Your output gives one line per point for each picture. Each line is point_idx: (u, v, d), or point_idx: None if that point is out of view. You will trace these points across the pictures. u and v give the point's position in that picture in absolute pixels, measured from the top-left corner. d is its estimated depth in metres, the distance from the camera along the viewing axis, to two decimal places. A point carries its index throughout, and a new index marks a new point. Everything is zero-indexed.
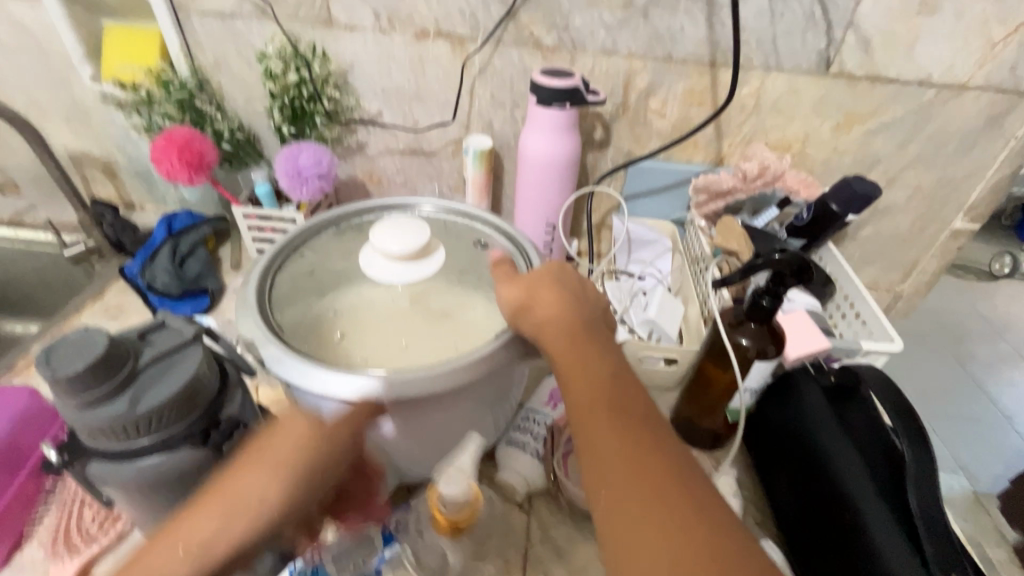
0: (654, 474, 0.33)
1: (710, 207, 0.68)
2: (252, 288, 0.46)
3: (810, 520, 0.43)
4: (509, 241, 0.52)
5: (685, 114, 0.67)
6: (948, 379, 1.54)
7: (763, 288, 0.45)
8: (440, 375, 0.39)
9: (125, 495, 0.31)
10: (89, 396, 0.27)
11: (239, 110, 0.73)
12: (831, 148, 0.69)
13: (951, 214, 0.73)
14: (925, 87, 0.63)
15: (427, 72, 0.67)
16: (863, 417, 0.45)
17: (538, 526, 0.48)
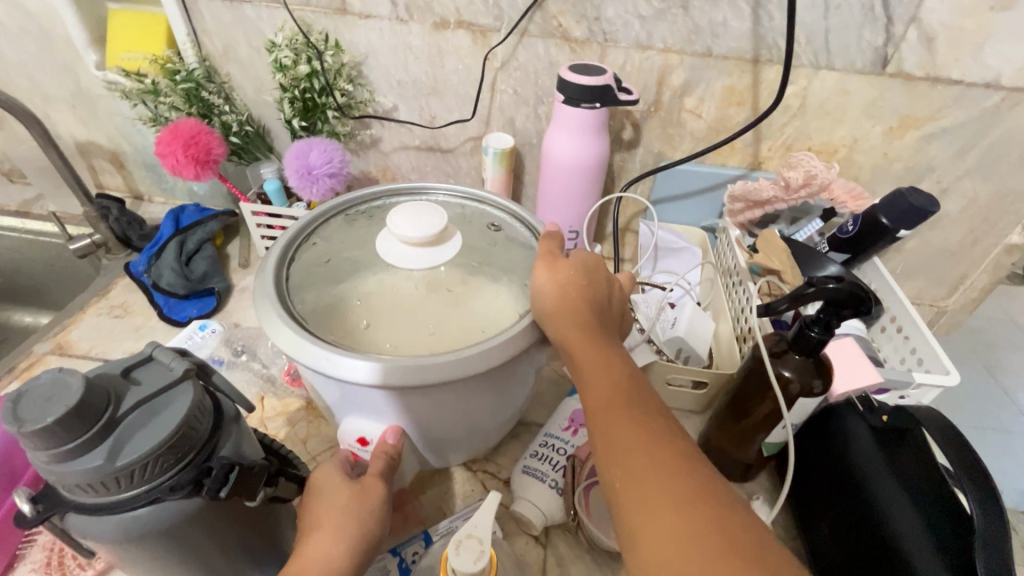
0: (683, 473, 0.31)
1: (746, 216, 0.64)
2: (269, 278, 0.42)
3: (856, 574, 0.39)
4: (528, 226, 0.49)
5: (722, 115, 0.62)
6: (978, 390, 1.49)
7: (812, 318, 0.41)
8: (476, 354, 0.36)
9: (111, 548, 0.28)
10: (63, 449, 0.24)
11: (248, 101, 0.70)
12: (881, 154, 0.63)
13: (1007, 228, 0.67)
14: (992, 90, 0.57)
15: (446, 64, 0.63)
16: (916, 460, 0.41)
17: (555, 560, 0.45)
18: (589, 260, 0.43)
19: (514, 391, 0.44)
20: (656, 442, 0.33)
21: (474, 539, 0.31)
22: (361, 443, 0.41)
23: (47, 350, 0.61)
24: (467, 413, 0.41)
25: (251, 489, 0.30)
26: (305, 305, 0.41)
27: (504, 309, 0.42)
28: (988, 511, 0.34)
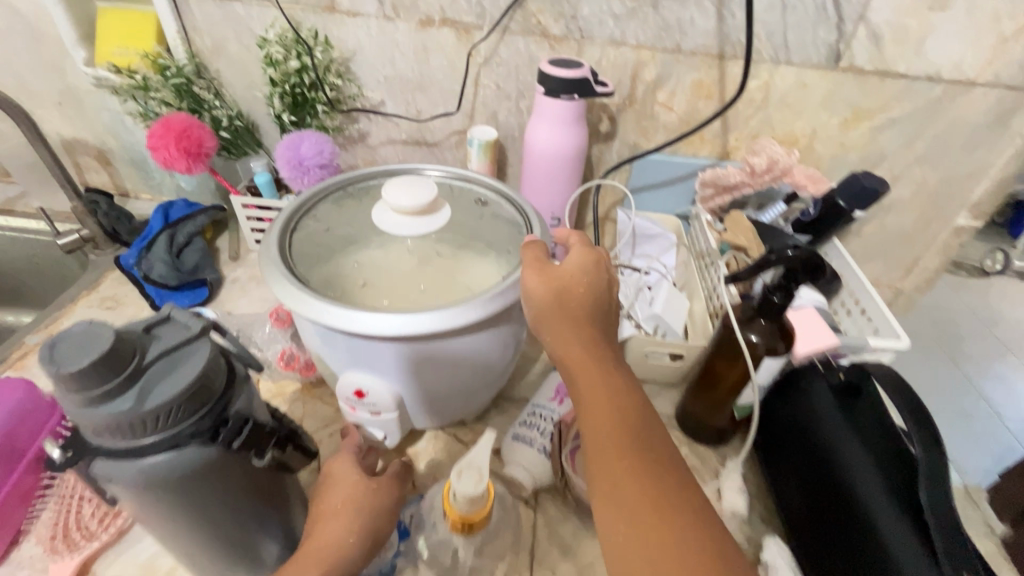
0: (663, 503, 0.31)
1: (716, 201, 0.68)
2: (274, 243, 0.45)
3: (819, 518, 0.42)
4: (513, 205, 0.52)
5: (692, 108, 0.67)
6: (939, 375, 1.58)
7: (774, 284, 0.45)
8: (466, 312, 0.40)
9: (131, 495, 0.30)
10: (94, 394, 0.26)
11: (237, 97, 0.72)
12: (837, 143, 0.68)
13: (954, 212, 0.73)
14: (933, 83, 0.62)
15: (432, 61, 0.66)
16: (873, 415, 0.44)
17: (545, 520, 0.47)
18: (585, 259, 0.42)
19: (499, 353, 0.47)
20: (637, 457, 0.33)
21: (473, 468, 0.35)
22: (360, 395, 0.44)
23: (39, 341, 0.61)
24: (458, 367, 0.45)
25: (264, 443, 0.32)
26: (309, 272, 0.44)
27: (492, 274, 0.46)
28: (933, 451, 0.38)
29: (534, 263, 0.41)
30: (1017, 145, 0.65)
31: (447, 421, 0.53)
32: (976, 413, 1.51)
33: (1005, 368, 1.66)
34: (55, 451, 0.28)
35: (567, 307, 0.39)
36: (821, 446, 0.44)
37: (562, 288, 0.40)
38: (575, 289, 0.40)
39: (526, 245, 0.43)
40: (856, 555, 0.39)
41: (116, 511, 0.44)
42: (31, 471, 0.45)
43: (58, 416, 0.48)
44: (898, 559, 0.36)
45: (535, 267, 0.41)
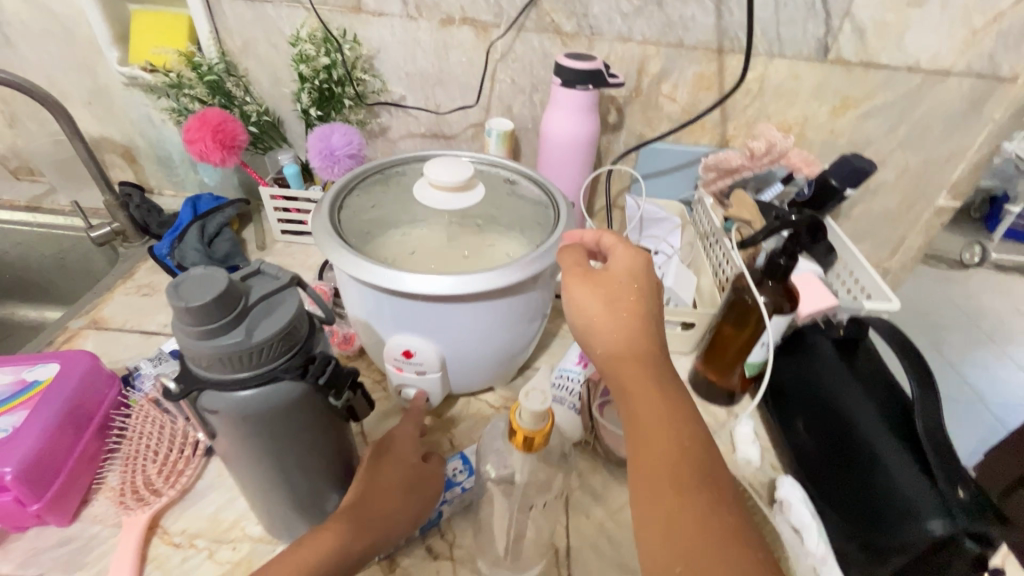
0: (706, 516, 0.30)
1: (718, 184, 0.73)
2: (325, 217, 0.49)
3: (827, 456, 0.47)
4: (538, 185, 0.57)
5: (694, 98, 0.72)
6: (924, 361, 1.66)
7: (780, 249, 0.49)
8: (506, 273, 0.44)
9: (227, 428, 0.34)
10: (210, 328, 0.29)
11: (265, 94, 0.76)
12: (827, 130, 0.74)
13: (934, 193, 0.79)
14: (913, 73, 0.68)
15: (452, 57, 0.71)
16: (870, 364, 0.49)
17: (576, 472, 0.51)
18: (631, 263, 0.40)
19: (532, 317, 0.51)
20: (680, 466, 0.32)
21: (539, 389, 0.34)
22: (408, 355, 0.49)
23: (83, 325, 0.64)
24: (495, 328, 0.49)
25: (341, 384, 0.35)
26: (358, 243, 0.48)
27: (525, 243, 0.50)
28: (926, 386, 0.42)
29: (581, 272, 0.40)
30: (989, 129, 0.71)
31: (479, 387, 0.57)
32: (959, 396, 1.59)
33: (985, 353, 1.74)
34: (170, 385, 0.32)
35: (616, 314, 0.38)
36: (826, 394, 0.49)
37: (609, 292, 0.39)
38: (623, 293, 0.39)
39: (565, 254, 0.43)
40: (862, 485, 0.43)
41: (181, 469, 0.47)
42: (97, 435, 0.48)
43: (117, 387, 0.51)
44: (902, 485, 0.40)
45: (580, 275, 0.40)
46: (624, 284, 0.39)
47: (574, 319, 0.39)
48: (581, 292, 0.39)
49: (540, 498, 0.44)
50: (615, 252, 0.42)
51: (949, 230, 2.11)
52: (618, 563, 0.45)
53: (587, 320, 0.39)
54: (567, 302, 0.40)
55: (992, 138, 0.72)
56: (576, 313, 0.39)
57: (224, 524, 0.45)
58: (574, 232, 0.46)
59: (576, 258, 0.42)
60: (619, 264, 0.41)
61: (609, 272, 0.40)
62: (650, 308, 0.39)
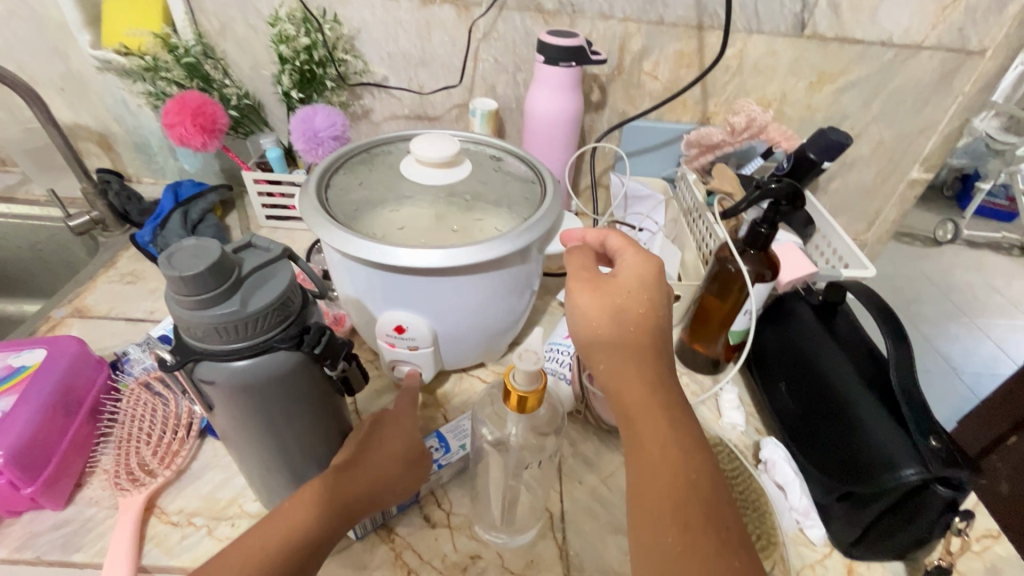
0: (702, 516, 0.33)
1: (700, 160, 0.74)
2: (313, 196, 0.49)
3: (809, 416, 0.49)
4: (524, 162, 0.57)
5: (675, 76, 0.73)
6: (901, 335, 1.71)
7: (761, 217, 0.51)
8: (495, 244, 0.45)
9: (224, 399, 0.34)
10: (204, 299, 0.30)
11: (244, 77, 0.75)
12: (805, 105, 0.76)
13: (908, 166, 0.81)
14: (886, 48, 0.70)
15: (434, 37, 0.70)
16: (849, 327, 0.51)
17: (568, 441, 0.52)
18: (642, 273, 0.41)
19: (522, 291, 0.52)
20: (678, 467, 0.34)
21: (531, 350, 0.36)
22: (400, 330, 0.49)
23: (65, 314, 0.63)
24: (486, 302, 0.50)
25: (337, 355, 0.36)
26: (348, 220, 0.49)
27: (513, 217, 0.51)
28: (900, 342, 0.44)
29: (590, 279, 0.41)
30: (959, 102, 0.74)
31: (470, 363, 0.57)
32: (935, 367, 1.65)
33: (958, 325, 1.80)
34: (167, 356, 0.33)
35: (621, 324, 0.39)
36: (808, 357, 0.51)
37: (615, 299, 0.40)
38: (629, 302, 0.39)
39: (575, 257, 0.43)
40: (841, 442, 0.45)
41: (175, 450, 0.47)
42: (89, 419, 0.47)
43: (105, 372, 0.51)
44: (879, 439, 0.42)
45: (587, 281, 0.41)
46: (631, 292, 0.40)
47: (577, 326, 0.40)
48: (587, 299, 0.40)
49: (534, 462, 0.45)
50: (624, 258, 0.43)
51: (923, 208, 2.17)
52: (611, 524, 0.47)
53: (593, 326, 0.39)
54: (572, 309, 0.40)
55: (963, 110, 0.74)
56: (580, 320, 0.40)
57: (221, 502, 0.46)
58: (578, 234, 0.47)
59: (584, 261, 0.43)
60: (626, 271, 0.41)
61: (618, 281, 0.41)
62: (657, 315, 0.40)
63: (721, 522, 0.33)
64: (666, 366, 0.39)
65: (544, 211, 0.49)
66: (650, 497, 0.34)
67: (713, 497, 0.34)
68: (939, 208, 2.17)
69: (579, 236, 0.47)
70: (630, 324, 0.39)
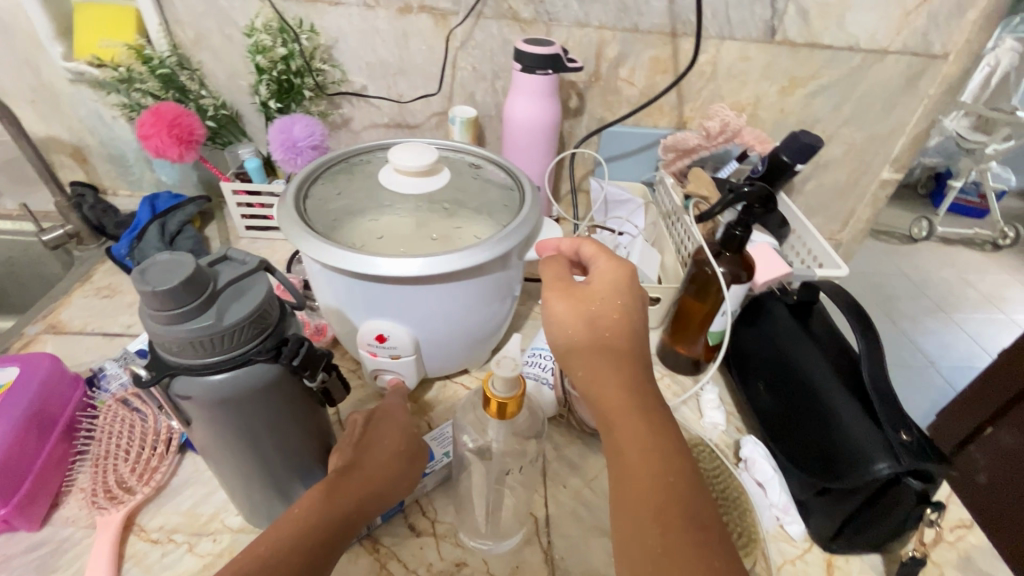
0: (682, 516, 0.33)
1: (678, 164, 0.76)
2: (291, 207, 0.49)
3: (786, 414, 0.49)
4: (503, 169, 0.58)
5: (651, 82, 0.74)
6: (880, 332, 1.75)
7: (736, 220, 0.52)
8: (475, 251, 0.45)
9: (202, 414, 0.34)
10: (178, 313, 0.29)
11: (221, 88, 0.74)
12: (778, 109, 0.77)
13: (879, 166, 0.83)
14: (854, 53, 0.72)
15: (411, 46, 0.71)
16: (823, 325, 0.53)
17: (552, 445, 0.53)
18: (616, 279, 0.43)
19: (504, 297, 0.53)
20: (657, 466, 0.35)
21: (510, 357, 0.36)
22: (382, 339, 0.49)
23: (39, 331, 0.62)
24: (467, 309, 0.50)
25: (315, 366, 0.36)
26: (327, 230, 0.49)
27: (492, 224, 0.51)
28: (870, 338, 0.46)
29: (564, 288, 0.44)
30: (925, 104, 0.76)
31: (453, 370, 0.58)
32: (914, 362, 1.68)
33: (935, 320, 1.84)
34: (143, 372, 0.32)
35: (595, 330, 0.41)
36: (784, 356, 0.52)
37: (587, 307, 0.42)
38: (602, 308, 0.42)
39: (549, 267, 0.46)
40: (817, 437, 0.46)
41: (154, 466, 0.47)
42: (64, 437, 0.47)
43: (81, 389, 0.50)
44: (853, 433, 0.43)
45: (561, 290, 0.44)
46: (603, 298, 0.42)
47: (556, 333, 0.43)
48: (562, 306, 0.42)
49: (517, 467, 0.45)
50: (597, 265, 0.45)
51: (898, 208, 2.23)
52: (595, 526, 0.47)
53: (569, 333, 0.42)
54: (549, 316, 0.43)
55: (929, 112, 0.77)
56: (557, 327, 0.43)
57: (202, 518, 0.45)
58: (552, 243, 0.49)
59: (560, 270, 0.45)
60: (600, 278, 0.44)
61: (592, 289, 0.43)
62: (631, 319, 0.42)
63: (700, 523, 0.34)
64: (642, 368, 0.41)
65: (524, 220, 0.50)
66: (629, 500, 0.35)
67: (691, 499, 0.34)
68: (912, 207, 2.24)
69: (554, 246, 0.49)
70: (603, 330, 0.41)
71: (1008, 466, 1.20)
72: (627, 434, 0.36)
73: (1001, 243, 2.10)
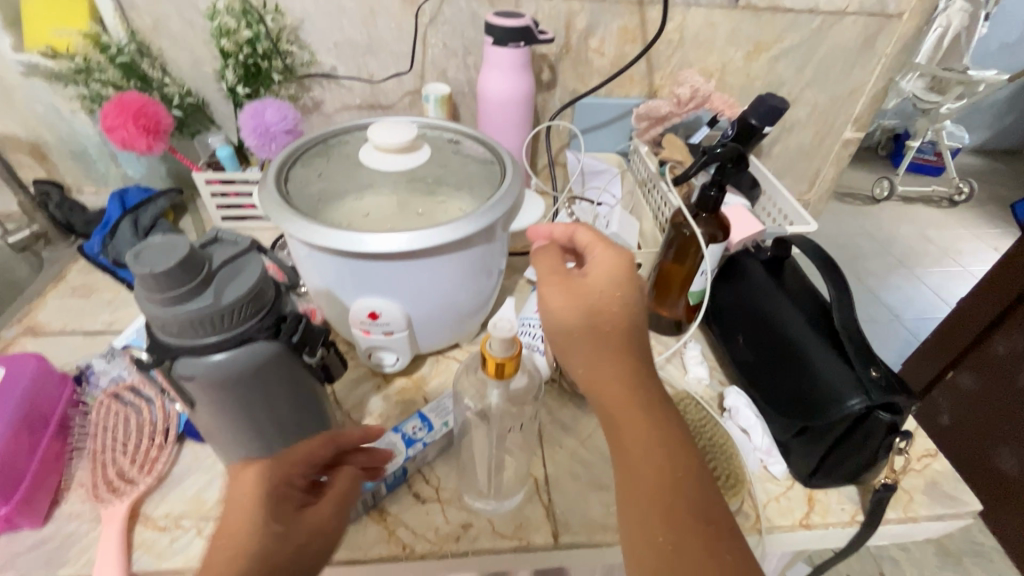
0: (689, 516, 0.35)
1: (651, 133, 0.77)
2: (274, 190, 0.49)
3: (765, 366, 0.52)
4: (482, 143, 0.58)
5: (621, 51, 0.75)
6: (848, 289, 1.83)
7: (711, 182, 0.54)
8: (461, 225, 0.46)
9: (206, 394, 0.35)
10: (176, 293, 0.30)
11: (185, 75, 0.72)
12: (744, 74, 0.79)
13: (842, 126, 0.86)
14: (814, 15, 0.74)
15: (380, 24, 0.70)
16: (796, 278, 0.55)
17: (545, 409, 0.55)
18: (613, 266, 0.41)
19: (493, 269, 0.54)
20: (660, 467, 0.36)
21: (507, 319, 0.37)
22: (374, 316, 0.50)
23: (17, 333, 0.61)
24: (456, 283, 0.51)
25: (314, 341, 0.37)
26: (314, 212, 0.49)
27: (476, 198, 0.52)
28: (840, 288, 0.48)
29: (559, 280, 0.41)
30: (883, 63, 0.79)
31: (445, 345, 0.59)
32: (880, 317, 1.77)
33: (898, 276, 1.93)
34: (143, 355, 0.32)
35: (593, 322, 0.40)
36: (760, 310, 0.54)
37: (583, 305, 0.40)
38: (602, 300, 0.40)
39: (539, 258, 0.43)
40: (795, 385, 0.48)
41: (154, 457, 0.47)
42: (58, 435, 0.46)
43: (70, 387, 0.50)
44: (829, 377, 0.46)
45: (558, 282, 0.41)
46: (602, 290, 0.40)
47: (551, 326, 0.41)
48: (558, 300, 0.40)
49: (516, 426, 0.47)
50: (593, 254, 0.43)
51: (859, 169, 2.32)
52: (592, 482, 0.49)
53: (567, 328, 0.40)
54: (545, 310, 0.41)
55: (886, 71, 0.80)
56: (553, 320, 0.41)
57: (208, 503, 0.46)
58: (542, 228, 0.46)
59: (552, 261, 0.43)
60: (596, 268, 0.41)
61: (589, 281, 0.41)
62: (633, 309, 0.40)
63: (709, 518, 0.35)
64: (641, 359, 0.40)
65: (509, 193, 0.50)
66: (636, 502, 0.36)
67: (698, 496, 0.36)
68: (872, 167, 2.33)
69: (545, 233, 0.45)
70: (601, 328, 0.40)
71: (968, 402, 1.30)
72: (632, 436, 0.37)
73: (957, 199, 2.20)
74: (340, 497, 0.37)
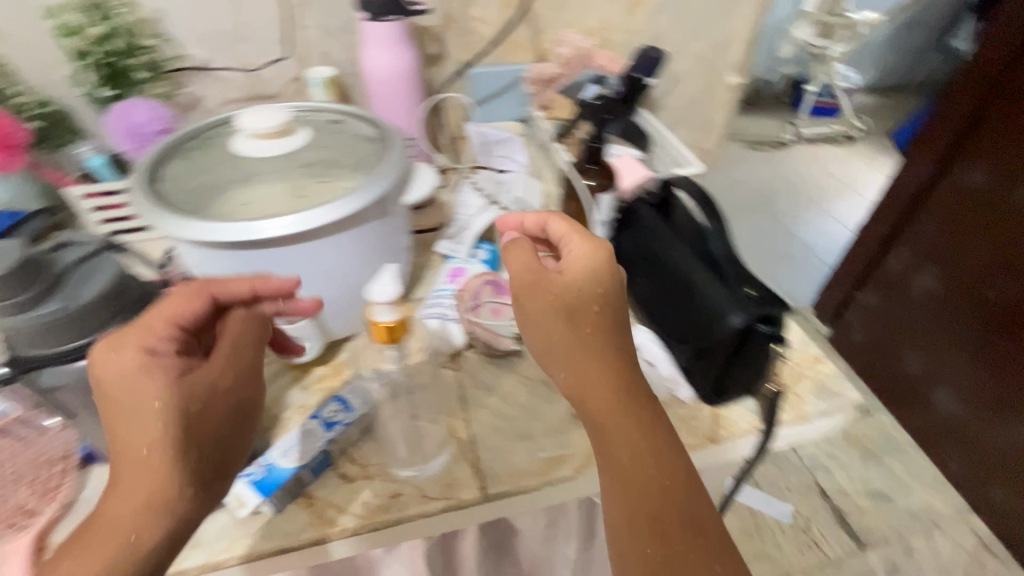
0: (673, 510, 0.41)
1: (544, 95, 0.79)
2: (144, 194, 0.47)
3: (662, 301, 0.55)
4: (364, 119, 0.58)
5: (503, 17, 0.76)
6: (768, 231, 1.98)
7: None
8: (341, 203, 0.45)
9: (71, 391, 0.42)
10: (29, 294, 0.38)
11: (39, 83, 0.67)
12: (626, 29, 0.82)
13: (725, 72, 0.91)
14: None
15: (247, 8, 0.67)
16: (682, 213, 0.59)
17: (466, 372, 0.56)
18: (588, 263, 0.43)
19: (394, 244, 0.54)
20: (648, 470, 0.42)
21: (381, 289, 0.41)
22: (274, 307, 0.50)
23: None
24: (355, 261, 0.51)
25: None
26: (193, 207, 0.48)
27: (359, 170, 0.52)
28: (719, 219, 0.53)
29: (536, 282, 0.43)
30: (750, 7, 0.83)
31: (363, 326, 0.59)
32: (800, 252, 1.92)
33: (810, 210, 2.09)
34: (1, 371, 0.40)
35: (574, 330, 0.43)
36: (653, 251, 0.56)
37: (560, 301, 0.43)
38: (581, 303, 0.42)
39: (511, 253, 0.45)
40: (689, 314, 0.52)
41: (56, 485, 0.46)
42: None
43: None
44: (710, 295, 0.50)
45: (533, 285, 0.43)
46: (579, 289, 0.42)
47: (532, 330, 0.44)
48: (537, 307, 0.43)
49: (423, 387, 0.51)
50: (571, 248, 0.45)
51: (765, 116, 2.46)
52: (519, 434, 0.51)
53: (548, 334, 0.43)
54: (527, 318, 0.44)
55: (755, 14, 0.84)
56: (532, 323, 0.44)
57: None
58: (513, 221, 0.48)
59: (526, 258, 0.44)
60: (571, 265, 0.43)
61: (565, 281, 0.43)
62: (610, 308, 0.43)
63: (692, 516, 0.42)
64: (624, 362, 0.43)
65: (391, 162, 0.50)
66: (629, 505, 0.41)
67: (681, 497, 0.42)
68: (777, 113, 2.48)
69: (516, 224, 0.48)
70: (579, 321, 0.42)
71: (881, 318, 1.51)
72: (622, 444, 0.41)
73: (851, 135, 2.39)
74: (233, 351, 0.44)
